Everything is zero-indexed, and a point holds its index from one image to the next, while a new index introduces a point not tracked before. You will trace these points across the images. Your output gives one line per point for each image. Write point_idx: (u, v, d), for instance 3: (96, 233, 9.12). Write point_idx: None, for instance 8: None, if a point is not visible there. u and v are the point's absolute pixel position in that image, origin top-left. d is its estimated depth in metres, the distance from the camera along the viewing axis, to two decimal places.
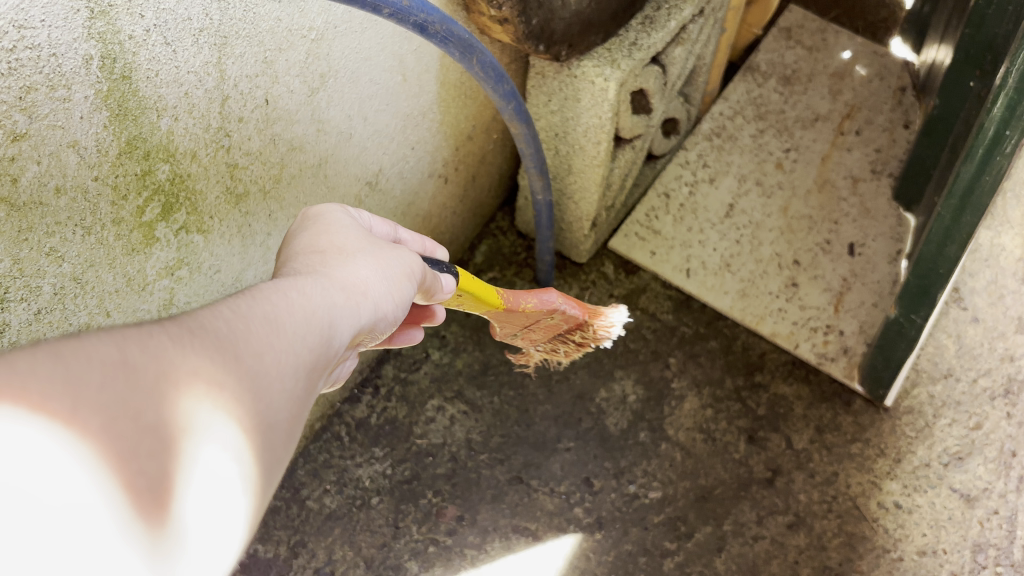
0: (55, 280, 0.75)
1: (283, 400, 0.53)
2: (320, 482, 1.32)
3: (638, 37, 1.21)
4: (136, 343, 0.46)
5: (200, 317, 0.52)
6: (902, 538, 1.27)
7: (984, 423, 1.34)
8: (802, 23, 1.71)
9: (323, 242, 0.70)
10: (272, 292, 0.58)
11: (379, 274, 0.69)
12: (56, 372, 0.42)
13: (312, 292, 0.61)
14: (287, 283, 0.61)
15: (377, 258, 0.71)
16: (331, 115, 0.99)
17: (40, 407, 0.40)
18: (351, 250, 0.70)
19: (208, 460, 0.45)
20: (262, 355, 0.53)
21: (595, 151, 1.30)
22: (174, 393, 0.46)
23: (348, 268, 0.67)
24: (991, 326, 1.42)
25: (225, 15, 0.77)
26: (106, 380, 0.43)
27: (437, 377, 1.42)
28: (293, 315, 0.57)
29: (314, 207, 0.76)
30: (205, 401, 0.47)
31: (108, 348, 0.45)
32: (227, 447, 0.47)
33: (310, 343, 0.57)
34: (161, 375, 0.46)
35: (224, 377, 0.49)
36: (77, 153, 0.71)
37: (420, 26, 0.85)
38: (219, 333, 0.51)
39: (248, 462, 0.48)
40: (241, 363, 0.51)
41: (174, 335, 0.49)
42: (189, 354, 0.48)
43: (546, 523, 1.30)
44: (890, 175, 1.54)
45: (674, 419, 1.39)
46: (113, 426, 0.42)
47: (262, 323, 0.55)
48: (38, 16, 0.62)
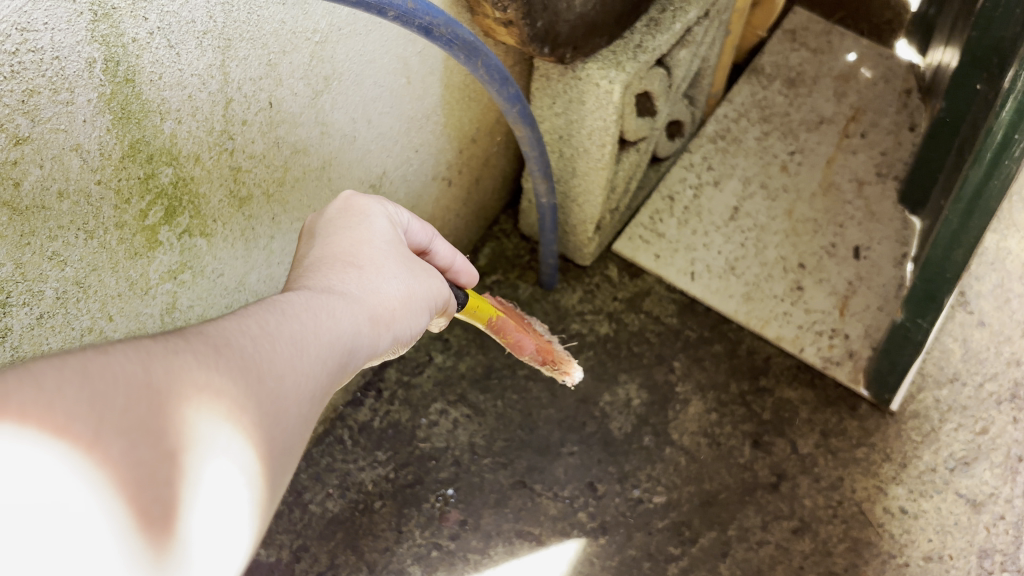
0: (57, 284, 0.74)
1: (298, 425, 0.53)
2: (322, 486, 1.31)
3: (643, 40, 1.21)
4: (162, 363, 0.47)
5: (224, 337, 0.52)
6: (908, 543, 1.26)
7: (990, 428, 1.33)
8: (807, 25, 1.71)
9: (348, 251, 0.70)
10: (295, 310, 0.59)
11: (401, 293, 0.69)
12: (82, 391, 0.42)
13: (333, 314, 0.61)
14: (309, 301, 0.61)
15: (401, 276, 0.71)
16: (336, 118, 0.98)
17: (64, 429, 0.40)
18: (377, 265, 0.70)
19: (223, 485, 0.46)
20: (282, 379, 0.53)
21: (600, 154, 1.29)
22: (196, 418, 0.46)
23: (370, 285, 0.67)
24: (997, 330, 1.41)
25: (229, 18, 0.76)
26: (130, 402, 0.44)
27: (440, 381, 1.42)
28: (314, 338, 0.58)
29: (349, 202, 0.75)
30: (223, 427, 0.47)
31: (131, 367, 0.45)
32: (243, 474, 0.47)
33: (327, 368, 0.58)
34: (183, 399, 0.46)
35: (244, 402, 0.49)
36: (80, 156, 0.70)
37: (425, 29, 0.84)
38: (242, 355, 0.52)
39: (261, 490, 0.49)
40: (263, 387, 0.51)
41: (198, 356, 0.49)
42: (212, 378, 0.48)
43: (550, 528, 1.30)
44: (895, 179, 1.53)
45: (679, 423, 1.38)
46: (134, 452, 0.42)
47: (285, 346, 0.55)
48: (41, 18, 0.61)
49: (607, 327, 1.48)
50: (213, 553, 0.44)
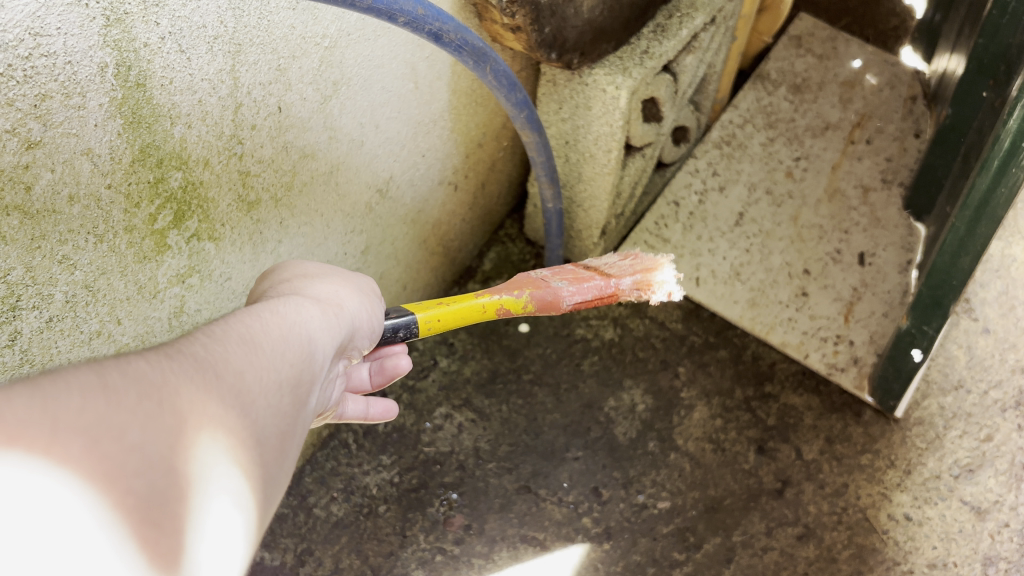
0: (67, 288, 0.74)
1: (269, 415, 0.53)
2: (327, 490, 1.31)
3: (649, 45, 1.21)
4: (115, 370, 0.45)
5: (175, 346, 0.51)
6: (913, 550, 1.26)
7: (995, 435, 1.33)
8: (813, 31, 1.70)
9: (281, 277, 0.71)
10: (244, 315, 0.58)
11: (343, 294, 0.70)
12: (33, 400, 0.40)
13: (286, 312, 0.61)
14: (259, 307, 0.61)
15: (338, 279, 0.72)
16: (343, 123, 0.98)
17: (19, 434, 0.38)
18: (311, 276, 0.71)
19: (199, 473, 0.44)
20: (242, 372, 0.52)
21: (606, 159, 1.29)
22: (157, 411, 0.45)
23: (311, 290, 0.68)
24: (1003, 337, 1.40)
25: (239, 23, 0.77)
26: (86, 402, 0.42)
27: (445, 385, 1.42)
28: (269, 334, 0.57)
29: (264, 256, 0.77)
30: (189, 420, 0.46)
31: (80, 375, 0.44)
32: (214, 459, 0.46)
33: (289, 359, 0.57)
34: (142, 395, 0.45)
35: (206, 394, 0.48)
36: (91, 161, 0.70)
37: (434, 34, 0.85)
38: (196, 356, 0.51)
39: (239, 476, 0.47)
40: (224, 381, 0.51)
41: (151, 359, 0.48)
42: (170, 376, 0.47)
43: (554, 533, 1.30)
44: (901, 185, 1.53)
45: (684, 429, 1.39)
46: (98, 448, 0.40)
47: (240, 345, 0.54)
48: (54, 23, 0.62)
49: (612, 332, 1.48)
50: (200, 539, 0.42)
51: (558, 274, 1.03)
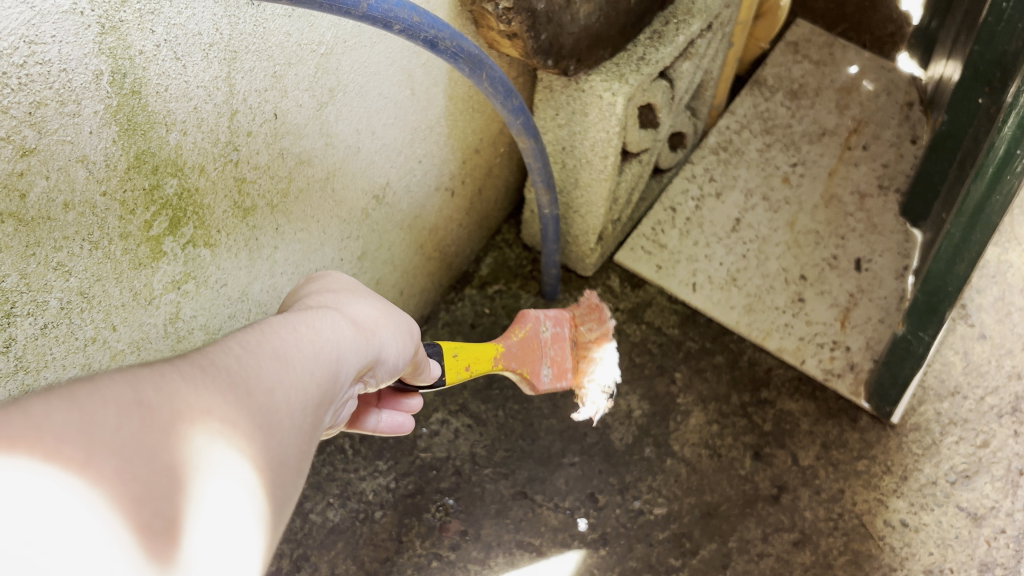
0: (61, 294, 0.74)
1: (294, 436, 0.52)
2: (323, 495, 1.31)
3: (646, 52, 1.22)
4: (150, 383, 0.46)
5: (209, 357, 0.51)
6: (908, 556, 1.26)
7: (992, 441, 1.33)
8: (809, 37, 1.71)
9: (324, 288, 0.70)
10: (279, 326, 0.58)
11: (380, 312, 0.69)
12: (70, 418, 0.41)
13: (321, 326, 0.61)
14: (296, 318, 0.60)
15: (378, 297, 0.71)
16: (340, 129, 0.99)
17: (55, 453, 0.39)
18: (354, 292, 0.70)
19: (220, 499, 0.44)
20: (272, 391, 0.52)
21: (602, 165, 1.29)
22: (187, 432, 0.44)
23: (347, 306, 0.67)
24: (998, 343, 1.41)
25: (235, 30, 0.77)
26: (121, 423, 0.42)
27: (442, 391, 1.42)
28: (302, 350, 0.57)
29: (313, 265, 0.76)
30: (218, 440, 0.46)
31: (118, 391, 0.44)
32: (241, 481, 0.45)
33: (318, 378, 0.56)
34: (173, 415, 0.45)
35: (236, 415, 0.48)
36: (86, 168, 0.70)
37: (431, 42, 0.85)
38: (229, 371, 0.51)
39: (263, 499, 0.46)
40: (254, 399, 0.50)
41: (187, 373, 0.48)
42: (202, 395, 0.47)
43: (550, 539, 1.30)
44: (896, 191, 1.53)
45: (680, 435, 1.38)
46: (127, 473, 0.41)
47: (273, 360, 0.54)
48: (49, 31, 0.62)
49: None
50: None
51: (554, 351, 1.16)
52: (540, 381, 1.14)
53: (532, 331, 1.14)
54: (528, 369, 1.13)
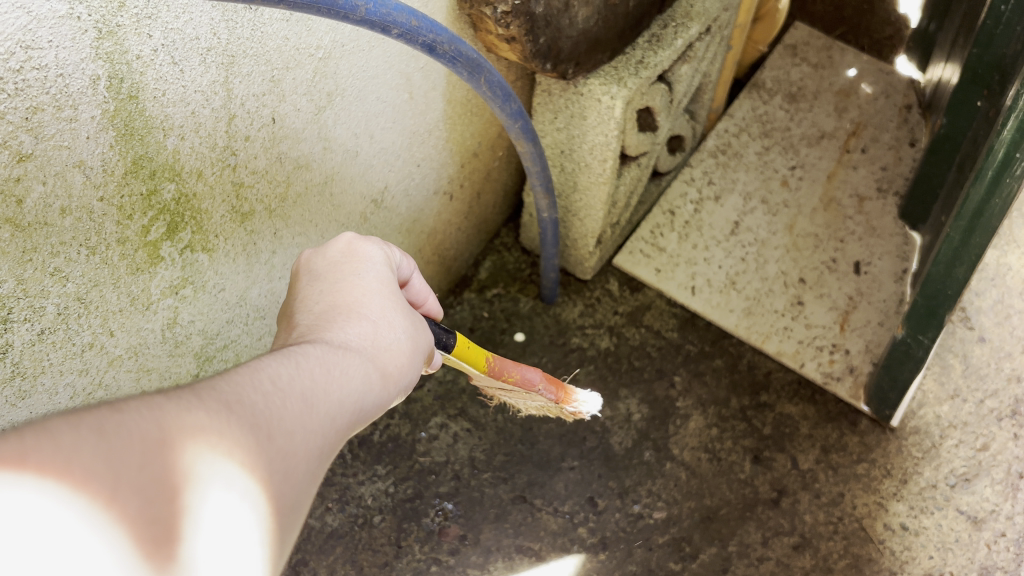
0: (59, 300, 0.74)
1: (306, 486, 0.51)
2: (322, 500, 1.31)
3: (645, 55, 1.22)
4: (178, 419, 0.45)
5: (238, 392, 0.50)
6: (908, 560, 1.26)
7: (991, 444, 1.33)
8: (808, 40, 1.71)
9: (366, 298, 0.68)
10: (308, 362, 0.57)
11: (409, 348, 0.67)
12: (99, 450, 0.40)
13: (348, 367, 0.60)
14: (326, 354, 0.59)
15: (411, 329, 0.69)
16: (338, 134, 0.98)
17: (83, 485, 0.39)
18: (390, 316, 0.68)
19: (235, 552, 0.43)
20: (292, 435, 0.51)
21: (601, 169, 1.29)
22: (210, 477, 0.44)
23: (379, 336, 0.66)
24: (998, 346, 1.41)
25: (233, 34, 0.77)
26: (146, 460, 0.42)
27: (440, 395, 1.41)
28: (327, 393, 0.56)
29: (361, 243, 0.72)
30: (238, 487, 0.45)
31: (146, 424, 0.43)
32: (256, 531, 0.45)
33: (336, 425, 0.56)
34: (198, 457, 0.44)
35: (258, 459, 0.48)
36: (83, 172, 0.70)
37: (429, 46, 0.85)
38: (254, 412, 0.50)
39: (272, 555, 0.46)
40: (274, 443, 0.50)
41: (215, 412, 0.47)
42: (227, 437, 0.47)
43: (549, 543, 1.29)
44: (896, 194, 1.53)
45: (679, 438, 1.38)
46: (147, 513, 0.40)
47: (297, 402, 0.53)
48: (46, 36, 0.62)
49: (608, 341, 1.48)
50: None
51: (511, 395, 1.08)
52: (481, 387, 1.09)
53: (520, 380, 1.04)
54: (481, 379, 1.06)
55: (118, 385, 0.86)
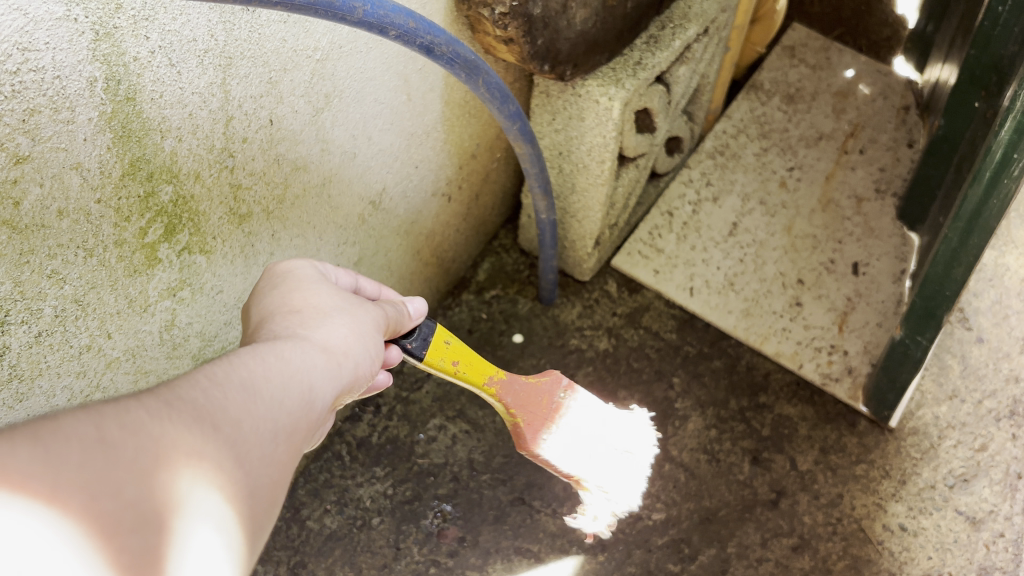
0: (56, 302, 0.74)
1: (264, 464, 0.54)
2: (320, 502, 1.30)
3: (643, 57, 1.22)
4: (115, 419, 0.47)
5: (177, 388, 0.52)
6: (908, 561, 1.26)
7: (990, 444, 1.33)
8: (805, 41, 1.71)
9: (302, 304, 0.71)
10: (247, 358, 0.59)
11: (354, 334, 0.70)
12: (34, 454, 0.42)
13: (291, 356, 0.62)
14: (267, 348, 0.62)
15: (353, 317, 0.72)
16: (336, 135, 0.98)
17: (22, 487, 0.40)
18: (331, 311, 0.71)
19: (193, 529, 0.46)
20: (241, 424, 0.54)
21: (599, 170, 1.29)
22: (155, 468, 0.46)
23: (322, 329, 0.68)
24: (996, 346, 1.41)
25: (230, 36, 0.77)
26: (85, 459, 0.44)
27: (439, 397, 1.41)
28: (270, 380, 0.58)
29: (293, 265, 0.76)
30: (188, 472, 0.47)
31: (83, 427, 0.45)
32: (213, 507, 0.48)
33: (286, 408, 0.58)
34: (140, 451, 0.46)
35: (205, 445, 0.50)
36: (80, 174, 0.70)
37: (426, 48, 0.85)
38: (197, 404, 0.52)
39: (235, 528, 0.48)
40: (222, 432, 0.52)
41: (154, 407, 0.49)
42: (171, 428, 0.48)
43: (548, 545, 1.29)
44: (894, 195, 1.53)
45: (678, 440, 1.38)
46: (95, 506, 0.42)
47: (239, 392, 0.55)
48: (43, 38, 0.62)
49: (606, 343, 1.48)
50: None
51: (563, 422, 1.01)
52: (534, 442, 1.00)
53: (545, 388, 1.01)
54: (522, 418, 1.00)
55: (116, 387, 0.86)
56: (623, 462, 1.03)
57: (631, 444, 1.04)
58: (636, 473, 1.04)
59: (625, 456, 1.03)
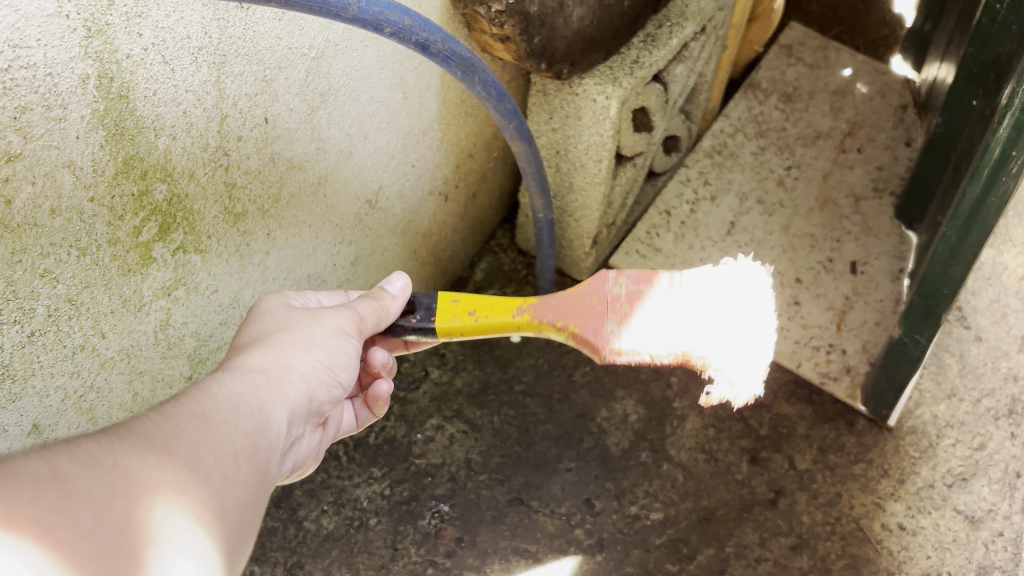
0: (49, 301, 0.73)
1: (218, 479, 0.60)
2: (317, 502, 1.30)
3: (640, 55, 1.21)
4: (66, 456, 0.51)
5: (128, 426, 0.58)
6: (906, 560, 1.26)
7: (988, 443, 1.32)
8: (803, 40, 1.71)
9: (252, 341, 0.78)
10: (195, 392, 0.65)
11: (301, 353, 0.77)
12: None
13: (236, 383, 0.69)
14: (214, 381, 0.68)
15: (299, 336, 0.79)
16: (332, 134, 0.98)
17: None
18: (277, 339, 0.78)
19: (152, 541, 0.50)
20: (193, 447, 0.59)
21: (597, 169, 1.29)
22: (109, 494, 0.50)
23: (269, 357, 0.75)
24: (994, 345, 1.41)
25: (224, 33, 0.76)
26: (39, 491, 0.47)
27: (436, 397, 1.41)
28: (218, 407, 0.65)
29: (257, 306, 0.85)
30: (145, 494, 0.52)
31: (33, 467, 0.49)
32: (175, 519, 0.53)
33: (235, 430, 0.64)
34: (93, 480, 0.50)
35: (160, 469, 0.55)
36: (73, 173, 0.70)
37: (422, 45, 0.84)
38: (147, 435, 0.57)
39: (198, 539, 0.54)
40: (175, 456, 0.57)
41: (105, 442, 0.54)
42: (123, 458, 0.53)
43: (546, 545, 1.29)
44: (892, 194, 1.53)
45: (676, 439, 1.38)
46: (52, 534, 0.46)
47: (188, 421, 0.61)
48: (34, 34, 0.61)
49: None
50: None
51: (631, 311, 0.88)
52: (601, 341, 0.88)
53: (593, 287, 0.90)
54: (576, 323, 0.89)
55: (111, 387, 0.85)
56: (735, 324, 0.85)
57: (744, 302, 0.86)
58: (757, 330, 0.85)
59: (735, 317, 0.85)
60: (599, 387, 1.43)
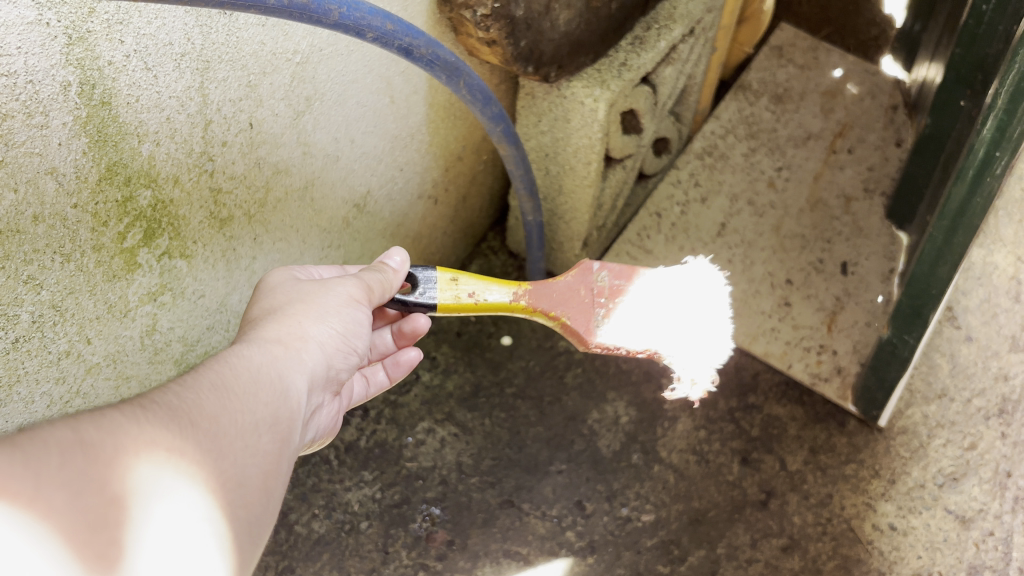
0: (33, 308, 0.73)
1: (237, 449, 0.61)
2: (308, 506, 1.30)
3: (627, 58, 1.22)
4: (91, 424, 0.52)
5: (150, 397, 0.59)
6: (897, 560, 1.27)
7: (979, 443, 1.31)
8: (794, 42, 1.71)
9: (267, 312, 0.79)
10: (214, 364, 0.66)
11: (316, 324, 0.78)
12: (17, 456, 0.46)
13: (255, 354, 0.70)
14: (235, 352, 0.69)
15: (313, 306, 0.79)
16: (318, 138, 0.98)
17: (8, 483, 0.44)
18: (292, 310, 0.78)
19: (168, 511, 0.51)
20: (212, 418, 0.60)
21: (586, 171, 1.29)
22: (130, 462, 0.51)
23: (287, 330, 0.76)
24: (985, 345, 1.37)
25: (207, 40, 0.76)
26: (67, 457, 0.48)
27: (427, 400, 1.41)
28: (238, 378, 0.65)
29: (269, 278, 0.85)
30: (164, 466, 0.53)
31: (59, 434, 0.49)
32: (191, 489, 0.54)
33: (256, 400, 0.65)
34: (117, 446, 0.51)
35: (180, 440, 0.56)
36: (55, 179, 0.70)
37: (405, 50, 0.85)
38: (167, 407, 0.58)
39: (212, 513, 0.55)
40: (194, 428, 0.58)
41: (129, 411, 0.55)
42: (144, 427, 0.54)
43: (537, 547, 1.29)
44: (882, 194, 1.53)
45: (668, 441, 1.38)
46: (79, 499, 0.47)
47: (207, 393, 0.62)
48: (15, 42, 0.62)
49: None
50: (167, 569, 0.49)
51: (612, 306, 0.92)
52: (590, 335, 0.92)
53: (577, 280, 0.93)
54: (567, 314, 0.92)
55: (97, 393, 0.85)
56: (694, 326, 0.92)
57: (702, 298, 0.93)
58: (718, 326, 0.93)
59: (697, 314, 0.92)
60: (590, 388, 1.43)
